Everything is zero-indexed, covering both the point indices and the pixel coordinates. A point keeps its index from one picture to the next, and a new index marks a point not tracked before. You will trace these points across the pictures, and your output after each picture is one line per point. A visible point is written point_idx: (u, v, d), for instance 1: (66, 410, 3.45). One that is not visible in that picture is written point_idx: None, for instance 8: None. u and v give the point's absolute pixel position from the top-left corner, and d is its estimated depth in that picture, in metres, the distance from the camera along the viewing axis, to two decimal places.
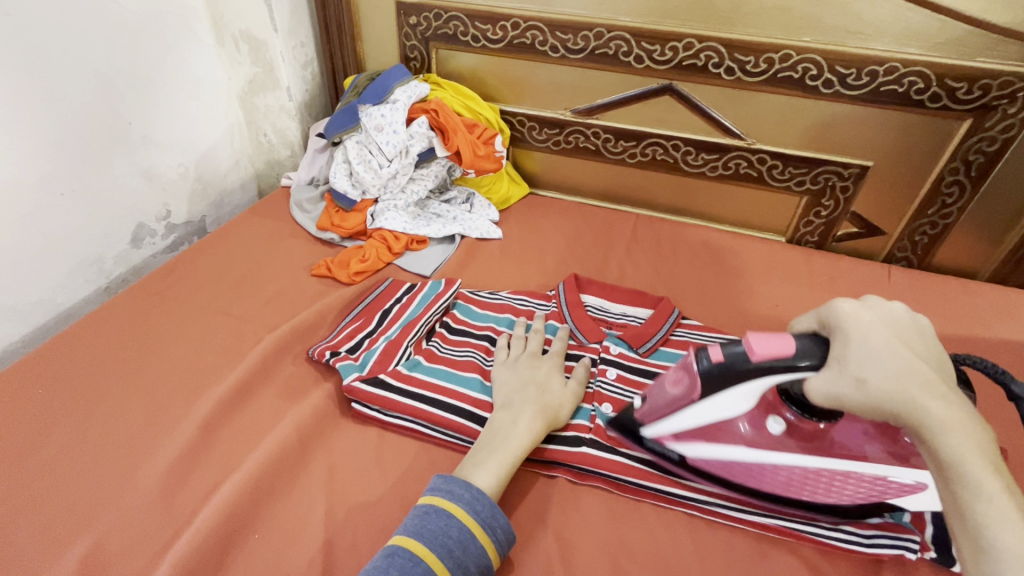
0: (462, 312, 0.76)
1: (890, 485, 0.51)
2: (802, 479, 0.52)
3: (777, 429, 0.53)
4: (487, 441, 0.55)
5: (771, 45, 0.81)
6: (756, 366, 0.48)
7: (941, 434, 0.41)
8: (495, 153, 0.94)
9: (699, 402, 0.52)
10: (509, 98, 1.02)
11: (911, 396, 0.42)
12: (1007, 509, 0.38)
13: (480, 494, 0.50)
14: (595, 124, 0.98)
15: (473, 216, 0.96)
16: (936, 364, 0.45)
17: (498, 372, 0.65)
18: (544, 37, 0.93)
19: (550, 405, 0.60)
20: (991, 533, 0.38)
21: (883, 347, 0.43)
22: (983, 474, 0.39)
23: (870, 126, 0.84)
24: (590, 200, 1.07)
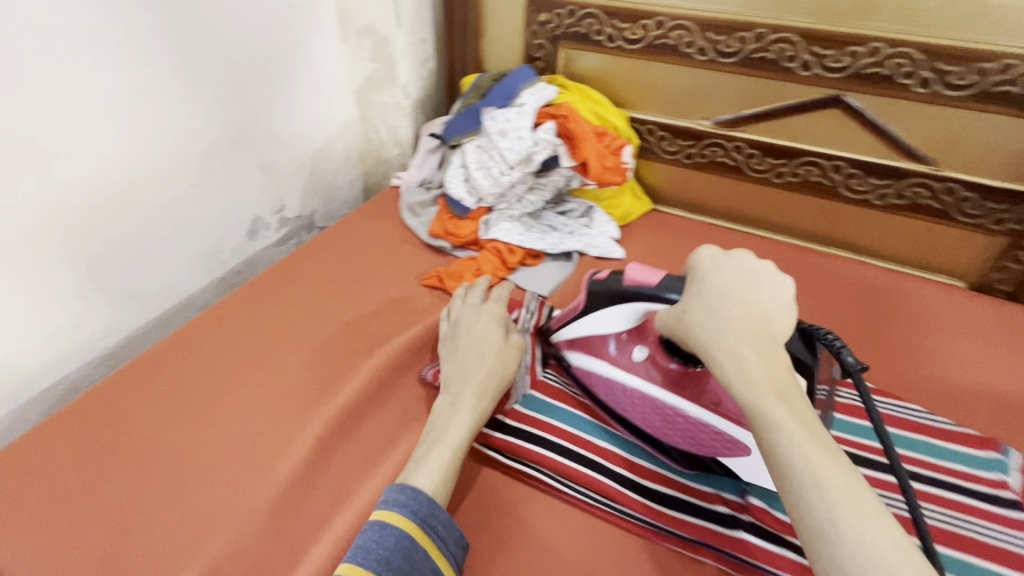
0: None
1: (719, 440, 0.55)
2: (670, 416, 0.57)
3: (639, 355, 0.59)
4: (432, 430, 0.55)
5: (987, 52, 0.67)
6: (626, 289, 0.57)
7: (722, 371, 0.45)
8: (623, 164, 0.85)
9: (580, 313, 0.62)
10: (639, 105, 0.93)
11: (704, 335, 0.47)
12: (816, 446, 0.39)
13: (417, 494, 0.49)
14: (738, 137, 0.87)
15: (592, 232, 0.88)
16: (764, 315, 0.48)
17: (446, 357, 0.64)
18: (692, 38, 0.83)
19: (492, 376, 0.59)
20: (795, 464, 0.39)
21: (712, 290, 0.49)
22: (767, 406, 0.42)
23: None
24: (719, 221, 0.96)
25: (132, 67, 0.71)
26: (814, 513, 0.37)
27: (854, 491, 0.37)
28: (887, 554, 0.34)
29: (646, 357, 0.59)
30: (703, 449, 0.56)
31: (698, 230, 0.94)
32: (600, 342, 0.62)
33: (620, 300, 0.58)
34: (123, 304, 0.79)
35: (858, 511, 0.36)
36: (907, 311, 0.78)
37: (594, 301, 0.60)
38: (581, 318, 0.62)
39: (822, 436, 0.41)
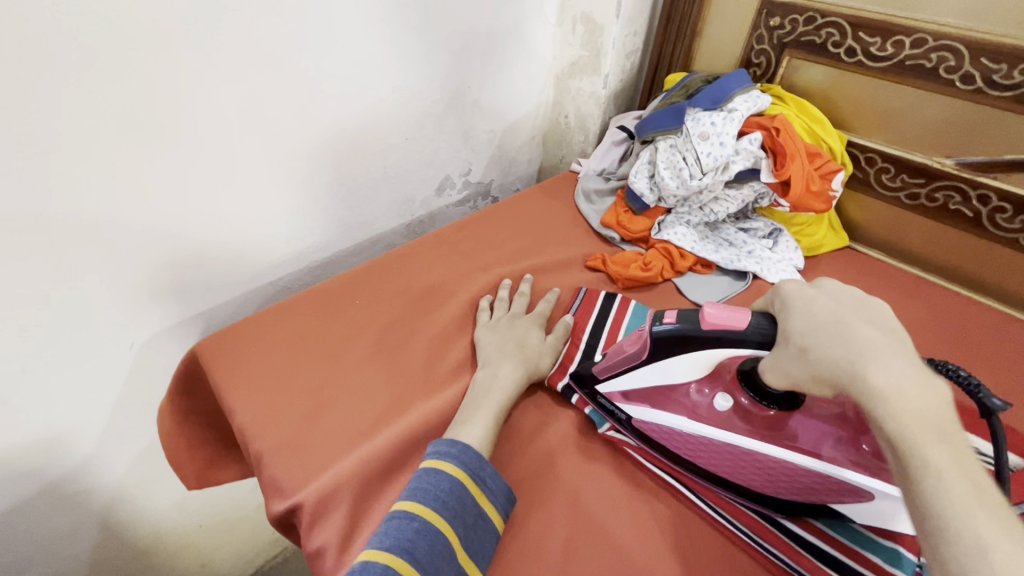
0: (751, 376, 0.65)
1: (832, 489, 0.48)
2: (769, 470, 0.50)
3: (722, 404, 0.54)
4: (471, 398, 0.57)
5: None
6: (704, 333, 0.51)
7: (870, 401, 0.39)
8: (831, 192, 0.78)
9: (643, 363, 0.55)
10: (865, 129, 0.83)
11: (842, 358, 0.41)
12: (975, 484, 0.34)
13: (467, 448, 0.50)
14: (986, 184, 0.74)
15: (774, 256, 0.82)
16: (894, 338, 0.42)
17: (480, 333, 0.67)
18: (957, 63, 0.71)
19: (531, 361, 0.62)
20: (932, 487, 0.34)
21: (822, 319, 0.44)
22: (900, 427, 0.37)
23: (1010, 134, 0.70)
24: (931, 275, 0.84)
25: (388, 26, 0.81)
26: (948, 543, 0.33)
27: (1009, 531, 0.32)
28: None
29: (729, 406, 0.53)
30: (812, 497, 0.49)
31: (901, 281, 0.83)
32: (668, 396, 0.55)
33: (694, 346, 0.52)
34: (334, 228, 0.93)
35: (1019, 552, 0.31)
36: None
37: (661, 349, 0.53)
38: (647, 366, 0.55)
39: (976, 475, 0.35)
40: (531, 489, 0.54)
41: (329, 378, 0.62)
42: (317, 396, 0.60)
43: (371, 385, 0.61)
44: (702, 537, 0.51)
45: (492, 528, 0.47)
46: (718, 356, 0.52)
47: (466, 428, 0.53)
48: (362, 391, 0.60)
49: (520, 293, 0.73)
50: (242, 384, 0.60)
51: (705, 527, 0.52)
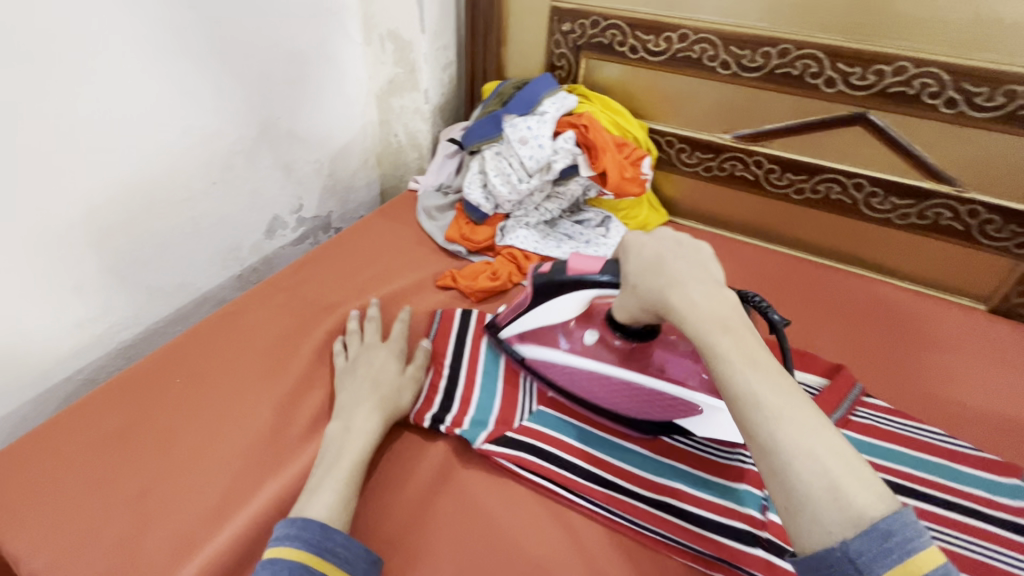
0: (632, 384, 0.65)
1: (678, 407, 0.57)
2: (631, 394, 0.58)
3: (591, 338, 0.60)
4: (324, 459, 0.52)
5: (1014, 76, 0.67)
6: (569, 279, 0.58)
7: (682, 319, 0.44)
8: (642, 176, 0.85)
9: (528, 308, 0.62)
10: (660, 116, 0.93)
11: (661, 291, 0.46)
12: (763, 376, 0.39)
13: (307, 522, 0.45)
14: (758, 152, 0.87)
15: (608, 242, 0.87)
16: (702, 270, 0.47)
17: (337, 378, 0.62)
18: (715, 52, 0.83)
19: (386, 399, 0.58)
20: (743, 392, 0.39)
21: (647, 261, 0.50)
22: (709, 339, 0.41)
23: (766, 107, 0.83)
24: (734, 234, 0.96)
25: (168, 64, 0.72)
26: (759, 436, 0.37)
27: (811, 419, 0.37)
28: (835, 471, 0.34)
29: (598, 340, 0.60)
30: (660, 416, 0.58)
31: (714, 244, 0.94)
32: (552, 332, 0.63)
33: (565, 290, 0.58)
34: (144, 298, 0.80)
35: (817, 439, 0.35)
36: (926, 330, 0.77)
37: (539, 292, 0.60)
38: (528, 312, 0.62)
39: (766, 364, 0.40)
40: (410, 539, 0.51)
41: (153, 478, 0.53)
42: (136, 506, 0.50)
43: (203, 475, 0.53)
44: (580, 532, 0.52)
45: None
46: (591, 295, 0.58)
47: (322, 494, 0.49)
48: (194, 484, 0.52)
49: (371, 318, 0.69)
50: (28, 519, 0.49)
51: (593, 525, 0.53)
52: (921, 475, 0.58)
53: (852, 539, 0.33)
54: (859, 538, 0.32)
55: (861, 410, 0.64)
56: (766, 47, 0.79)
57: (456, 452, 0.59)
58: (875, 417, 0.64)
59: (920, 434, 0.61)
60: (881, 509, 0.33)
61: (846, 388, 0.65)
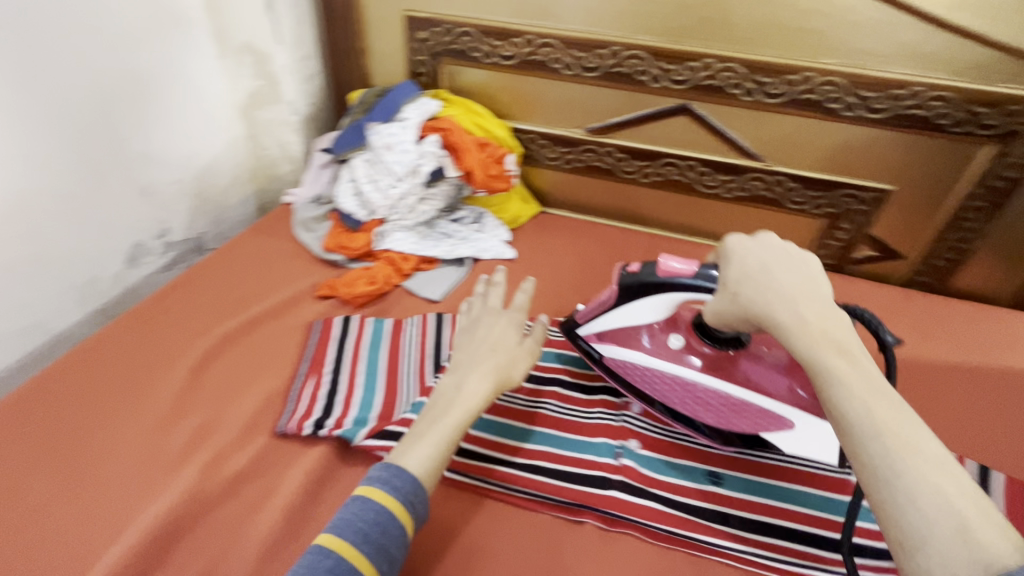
0: None
1: (756, 418, 0.60)
2: (695, 398, 0.63)
3: (677, 343, 0.64)
4: (433, 411, 0.53)
5: (791, 67, 0.80)
6: (658, 280, 0.58)
7: (791, 335, 0.43)
8: (507, 172, 0.91)
9: (614, 307, 0.64)
10: (521, 115, 1.00)
11: (765, 305, 0.45)
12: (886, 402, 0.38)
13: (401, 471, 0.48)
14: (608, 143, 0.96)
15: (483, 237, 0.93)
16: (807, 280, 0.46)
17: (455, 335, 0.62)
18: (558, 55, 0.91)
19: (507, 365, 0.57)
20: (849, 418, 0.38)
21: (752, 269, 0.47)
22: (824, 362, 0.41)
23: (608, 103, 0.93)
24: (600, 218, 1.05)
25: None
26: (867, 461, 0.36)
27: (927, 450, 0.35)
28: (959, 509, 0.32)
29: (682, 344, 0.63)
30: (729, 425, 0.61)
31: (583, 228, 1.02)
32: (632, 333, 0.65)
33: (654, 291, 0.59)
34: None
35: (942, 475, 0.34)
36: None
37: (625, 292, 0.61)
38: (613, 310, 0.64)
39: (882, 388, 0.39)
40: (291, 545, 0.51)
41: (16, 523, 0.52)
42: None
43: (67, 516, 0.53)
44: (463, 505, 0.59)
45: (400, 536, 0.46)
46: (678, 299, 0.58)
47: None
48: (60, 526, 0.52)
49: (496, 284, 0.67)
50: None
51: (473, 499, 0.59)
52: None
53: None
54: None
55: None
56: (599, 49, 0.88)
57: (339, 456, 0.58)
58: None
59: None
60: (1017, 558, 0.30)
61: None
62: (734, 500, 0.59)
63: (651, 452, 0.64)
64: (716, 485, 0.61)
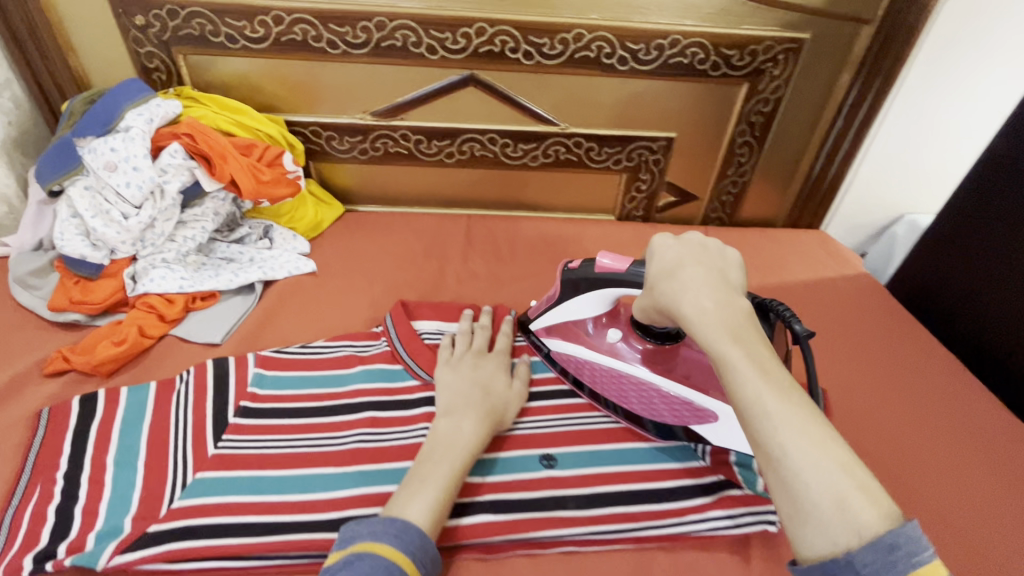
0: (309, 389, 0.60)
1: (693, 412, 0.56)
2: (633, 390, 0.58)
3: (615, 338, 0.60)
4: (431, 455, 0.51)
5: (559, 25, 0.78)
6: (598, 276, 0.55)
7: (693, 325, 0.42)
8: (288, 174, 0.79)
9: (558, 303, 0.61)
10: (296, 106, 0.87)
11: (673, 300, 0.45)
12: (773, 384, 0.37)
13: (408, 525, 0.44)
14: (401, 126, 0.88)
15: (274, 254, 0.79)
16: (723, 273, 0.46)
17: (440, 372, 0.60)
18: (318, 32, 0.79)
19: (500, 411, 0.57)
20: (746, 403, 0.37)
21: (668, 263, 0.47)
22: (722, 352, 0.39)
23: (390, 81, 0.84)
24: (416, 207, 0.98)
25: None
26: (764, 445, 0.36)
27: (809, 426, 0.35)
28: (842, 485, 0.33)
29: (622, 339, 0.60)
30: (658, 417, 0.57)
31: (395, 220, 0.92)
32: (577, 327, 0.62)
33: (595, 287, 0.57)
34: None
35: (823, 451, 0.34)
36: (576, 249, 0.90)
37: (569, 288, 0.59)
38: (557, 307, 0.61)
39: (774, 371, 0.38)
40: None
41: None
42: None
43: None
44: None
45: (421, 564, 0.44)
46: (613, 294, 0.56)
47: None
48: None
49: (480, 326, 0.66)
50: None
51: None
52: None
53: (857, 551, 0.31)
54: (864, 549, 0.31)
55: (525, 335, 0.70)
56: (362, 21, 0.78)
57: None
58: None
59: None
60: (882, 523, 0.32)
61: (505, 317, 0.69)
62: (573, 481, 0.54)
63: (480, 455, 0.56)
64: (550, 469, 0.55)
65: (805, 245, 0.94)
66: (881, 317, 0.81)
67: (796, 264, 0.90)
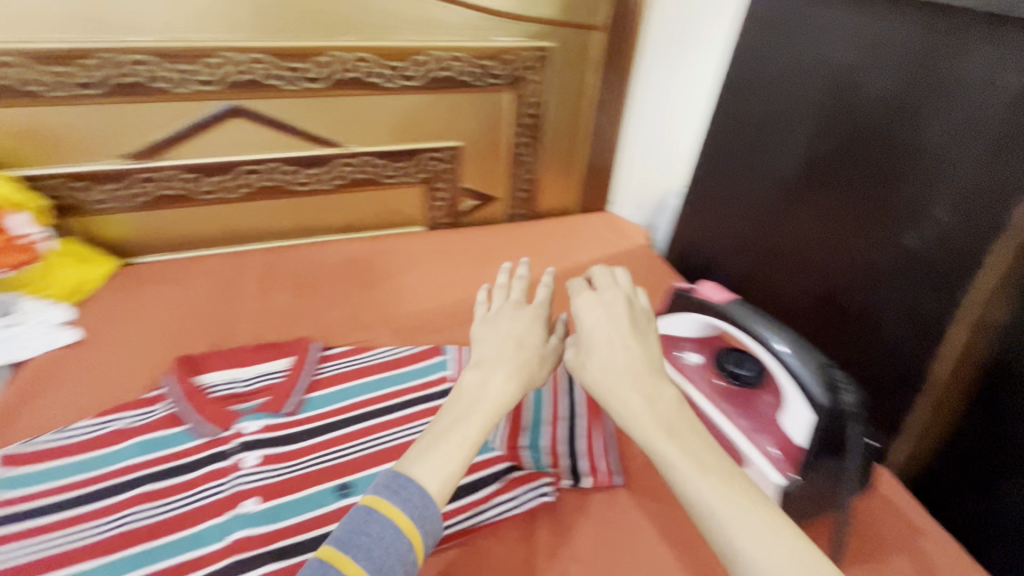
0: (65, 473, 0.54)
1: (721, 448, 0.56)
2: (689, 412, 0.60)
3: (694, 359, 0.62)
4: (454, 410, 0.44)
5: (315, 48, 0.78)
6: (691, 298, 0.61)
7: (607, 398, 0.44)
8: (24, 239, 0.73)
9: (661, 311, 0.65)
10: (30, 158, 0.76)
11: (579, 369, 0.47)
12: (696, 450, 0.39)
13: (422, 490, 0.39)
14: (165, 165, 0.81)
15: (19, 331, 0.69)
16: (640, 349, 0.46)
17: (480, 328, 0.52)
18: (32, 76, 0.70)
19: (681, 412, 0.42)
20: (665, 465, 0.39)
21: (594, 327, 0.48)
22: (660, 449, 0.39)
23: (140, 121, 0.78)
24: (206, 249, 0.91)
25: None
26: (688, 505, 0.37)
27: (737, 490, 0.37)
28: (766, 540, 0.35)
29: (698, 362, 0.61)
30: None
31: (180, 267, 0.85)
32: None
33: (687, 310, 0.61)
34: None
35: (743, 506, 0.36)
36: (384, 264, 0.89)
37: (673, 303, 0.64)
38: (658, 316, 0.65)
39: (698, 436, 0.41)
40: None
41: None
42: None
43: None
44: None
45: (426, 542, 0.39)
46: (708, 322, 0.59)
47: None
48: None
49: (519, 278, 0.57)
50: None
51: None
52: (377, 394, 0.64)
53: None
54: None
55: (326, 367, 0.68)
56: (86, 60, 0.71)
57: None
58: (340, 366, 0.68)
59: (374, 362, 0.69)
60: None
61: (305, 356, 0.67)
62: None
63: (270, 500, 0.52)
64: (346, 497, 0.53)
65: (596, 225, 1.04)
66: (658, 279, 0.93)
67: (590, 244, 0.99)
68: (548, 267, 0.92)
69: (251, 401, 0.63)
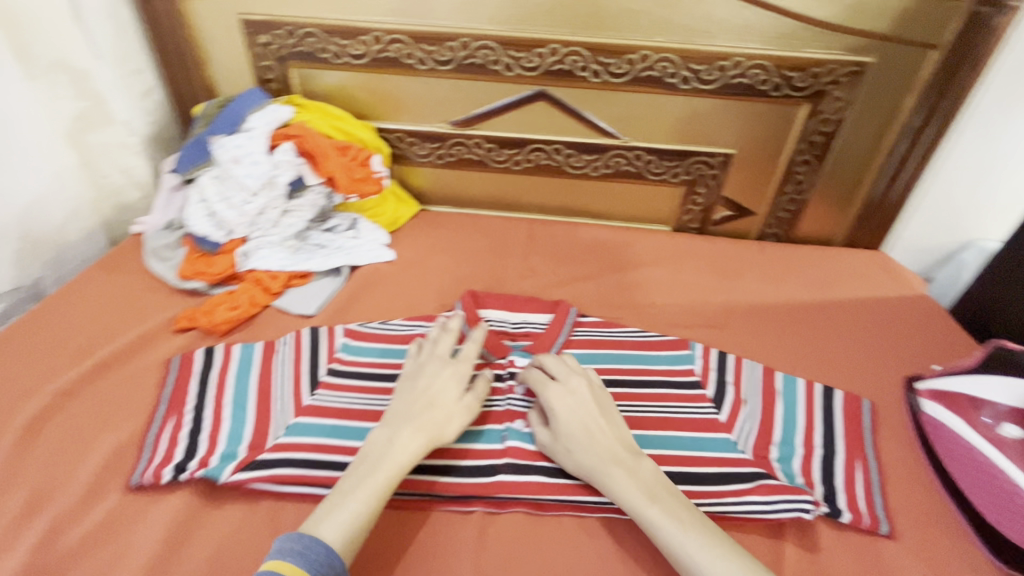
0: (388, 355, 0.69)
1: None
2: (994, 485, 0.58)
3: (1010, 433, 0.60)
4: (361, 466, 0.51)
5: (629, 46, 0.84)
6: None
7: (603, 478, 0.52)
8: (374, 174, 0.91)
9: (973, 371, 0.64)
10: (387, 114, 0.98)
11: (559, 449, 0.55)
12: (700, 545, 0.47)
13: (315, 543, 0.45)
14: (475, 134, 0.97)
15: (360, 243, 0.90)
16: (603, 436, 0.55)
17: (404, 379, 0.60)
18: (410, 51, 0.89)
19: (656, 481, 0.52)
20: (671, 551, 0.47)
21: (555, 414, 0.56)
22: (643, 516, 0.49)
23: (469, 95, 0.94)
24: (480, 209, 1.07)
25: None
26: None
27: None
28: None
29: (1016, 438, 0.60)
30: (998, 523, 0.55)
31: (464, 220, 1.01)
32: (970, 405, 0.64)
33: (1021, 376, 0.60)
34: None
35: None
36: (632, 254, 0.94)
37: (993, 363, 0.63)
38: (967, 375, 0.65)
39: (690, 524, 0.48)
40: None
41: None
42: None
43: None
44: None
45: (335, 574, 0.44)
46: None
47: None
48: None
49: (447, 331, 0.64)
50: None
51: None
52: (625, 366, 0.69)
53: None
54: None
55: (579, 330, 0.74)
56: (449, 41, 0.88)
57: (198, 496, 0.55)
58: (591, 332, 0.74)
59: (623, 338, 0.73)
60: None
61: (564, 316, 0.74)
62: None
63: None
64: None
65: (863, 262, 0.94)
66: (940, 335, 0.80)
67: (855, 280, 0.90)
68: (803, 293, 0.87)
69: (518, 341, 0.72)
